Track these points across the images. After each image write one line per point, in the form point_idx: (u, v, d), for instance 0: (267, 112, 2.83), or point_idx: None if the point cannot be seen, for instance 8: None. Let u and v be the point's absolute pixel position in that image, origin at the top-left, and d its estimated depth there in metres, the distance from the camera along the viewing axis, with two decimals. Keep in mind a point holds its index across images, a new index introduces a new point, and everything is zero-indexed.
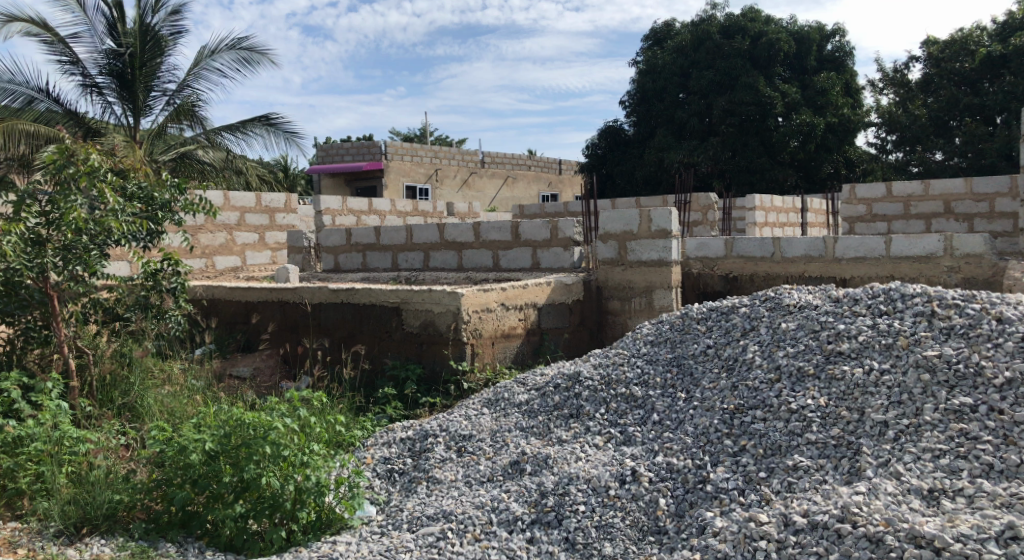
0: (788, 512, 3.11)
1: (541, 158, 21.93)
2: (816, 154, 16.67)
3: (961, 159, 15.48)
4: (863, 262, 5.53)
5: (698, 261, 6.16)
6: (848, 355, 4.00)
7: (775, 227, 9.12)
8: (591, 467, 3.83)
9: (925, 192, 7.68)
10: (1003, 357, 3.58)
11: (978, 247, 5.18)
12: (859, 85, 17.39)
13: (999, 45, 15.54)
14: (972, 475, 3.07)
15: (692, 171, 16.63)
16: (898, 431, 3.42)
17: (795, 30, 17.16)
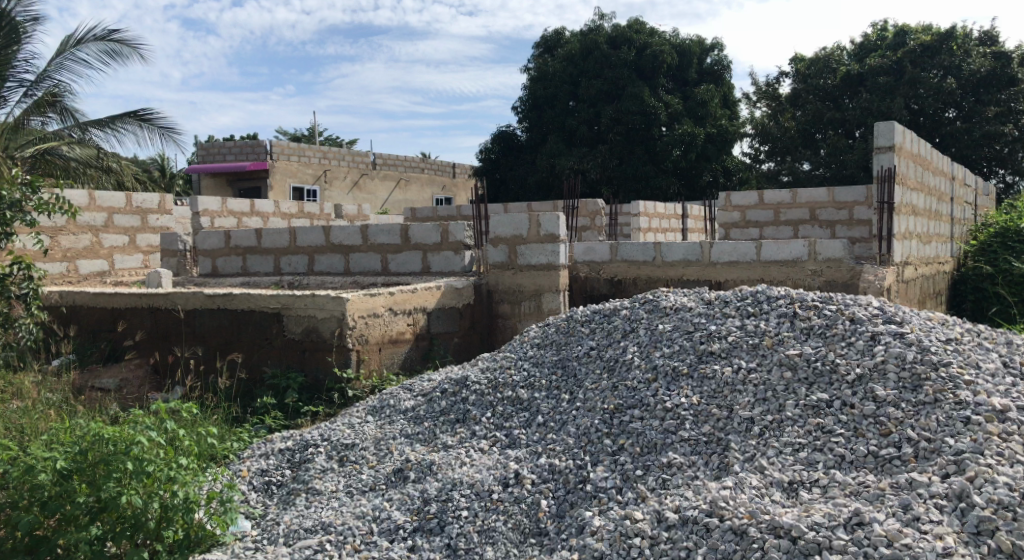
0: (661, 509, 3.21)
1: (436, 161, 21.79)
2: (696, 163, 17.31)
3: (826, 170, 16.61)
4: (736, 266, 5.79)
5: (585, 265, 6.30)
6: (718, 355, 4.17)
7: (658, 233, 9.44)
8: (475, 472, 3.84)
9: (793, 200, 8.13)
10: (854, 355, 3.84)
11: (838, 252, 5.53)
12: (736, 98, 18.32)
13: (857, 64, 16.75)
14: (826, 466, 3.27)
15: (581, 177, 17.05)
16: (763, 427, 3.60)
17: (677, 42, 17.81)
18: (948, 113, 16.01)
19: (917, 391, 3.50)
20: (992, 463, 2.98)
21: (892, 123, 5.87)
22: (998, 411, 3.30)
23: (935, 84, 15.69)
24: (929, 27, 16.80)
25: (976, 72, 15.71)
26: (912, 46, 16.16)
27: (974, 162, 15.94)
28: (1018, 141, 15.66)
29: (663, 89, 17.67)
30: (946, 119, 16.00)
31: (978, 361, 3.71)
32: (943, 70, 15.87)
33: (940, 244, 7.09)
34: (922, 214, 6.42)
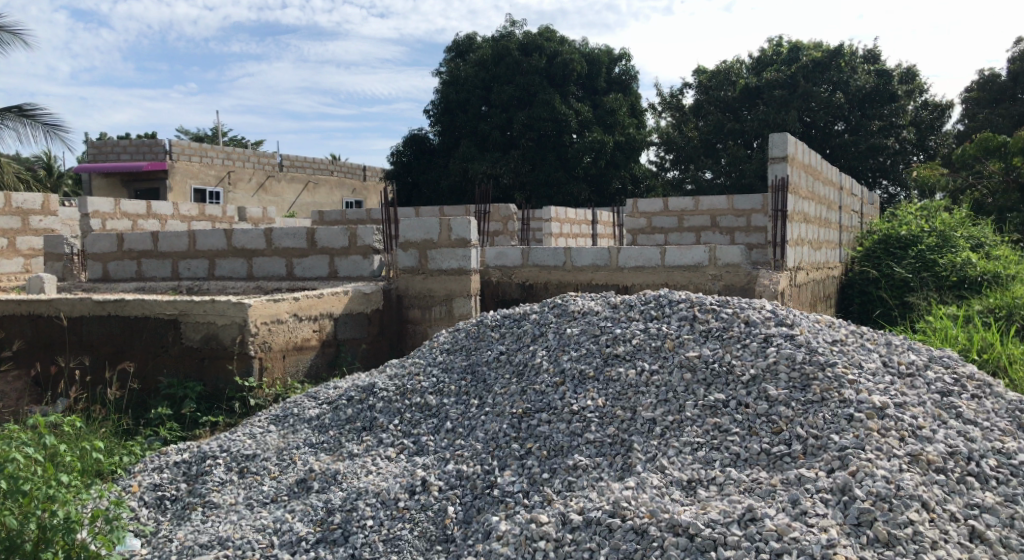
0: (566, 511, 3.24)
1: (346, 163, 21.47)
2: (605, 170, 17.70)
3: (727, 178, 17.22)
4: (641, 271, 5.94)
5: (496, 270, 6.33)
6: (623, 357, 4.26)
7: (569, 238, 9.58)
8: (381, 480, 3.77)
9: (696, 207, 8.38)
10: (749, 356, 4.00)
11: (736, 258, 5.75)
12: (643, 107, 18.80)
13: (755, 78, 17.50)
14: (723, 464, 3.38)
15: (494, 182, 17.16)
16: (664, 427, 3.69)
17: (586, 51, 18.11)
18: (837, 126, 16.93)
19: (806, 390, 3.67)
20: (872, 458, 3.17)
21: (785, 134, 6.14)
22: (878, 408, 3.50)
23: (825, 98, 16.58)
24: (820, 44, 17.73)
25: (861, 88, 16.69)
26: (804, 62, 17.01)
27: (860, 173, 16.96)
28: (899, 153, 16.76)
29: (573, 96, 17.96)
30: (835, 131, 16.91)
31: (860, 361, 3.93)
32: (832, 85, 16.79)
33: (829, 250, 7.50)
34: (812, 222, 6.76)
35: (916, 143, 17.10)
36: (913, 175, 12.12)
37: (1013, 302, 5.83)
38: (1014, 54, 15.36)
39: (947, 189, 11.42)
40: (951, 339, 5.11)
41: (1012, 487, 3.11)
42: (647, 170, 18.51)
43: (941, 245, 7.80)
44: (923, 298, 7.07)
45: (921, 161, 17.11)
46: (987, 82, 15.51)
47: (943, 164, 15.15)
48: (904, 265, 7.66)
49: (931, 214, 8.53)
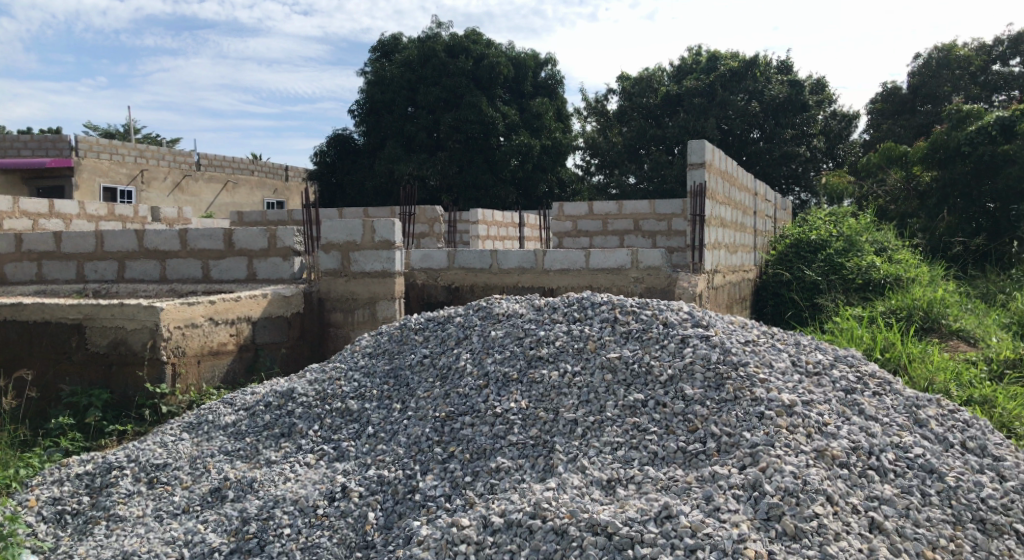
0: (487, 514, 3.24)
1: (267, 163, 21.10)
2: (532, 173, 17.86)
3: (649, 183, 17.66)
4: (566, 273, 6.00)
5: (422, 272, 6.29)
6: (547, 359, 4.27)
7: (496, 241, 9.59)
8: (299, 487, 3.67)
9: (619, 211, 8.40)
10: (667, 356, 4.09)
11: (657, 260, 5.88)
12: (568, 112, 19.02)
13: (675, 86, 17.94)
14: (641, 463, 3.45)
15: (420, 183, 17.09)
16: (585, 428, 3.73)
17: (513, 55, 18.19)
18: (752, 134, 17.55)
19: (720, 389, 3.78)
20: (781, 454, 3.29)
21: (703, 141, 6.30)
22: (786, 406, 3.64)
23: (742, 107, 17.14)
24: (736, 54, 18.30)
25: (775, 98, 17.30)
26: (722, 71, 17.53)
27: (774, 180, 17.63)
28: (811, 161, 17.49)
29: (500, 100, 18.02)
30: (751, 139, 17.54)
31: (771, 360, 4.08)
32: (748, 94, 17.37)
33: (745, 254, 7.76)
34: (729, 226, 6.97)
35: (826, 152, 17.89)
36: (822, 182, 12.66)
37: (913, 304, 6.16)
38: (914, 69, 16.18)
39: (853, 196, 11.98)
40: (857, 339, 5.36)
41: (908, 478, 3.29)
42: (573, 173, 18.76)
43: (848, 249, 8.15)
44: (831, 299, 7.39)
45: (830, 168, 17.91)
46: (890, 94, 16.33)
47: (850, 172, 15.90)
48: (815, 267, 7.99)
49: (839, 219, 8.93)
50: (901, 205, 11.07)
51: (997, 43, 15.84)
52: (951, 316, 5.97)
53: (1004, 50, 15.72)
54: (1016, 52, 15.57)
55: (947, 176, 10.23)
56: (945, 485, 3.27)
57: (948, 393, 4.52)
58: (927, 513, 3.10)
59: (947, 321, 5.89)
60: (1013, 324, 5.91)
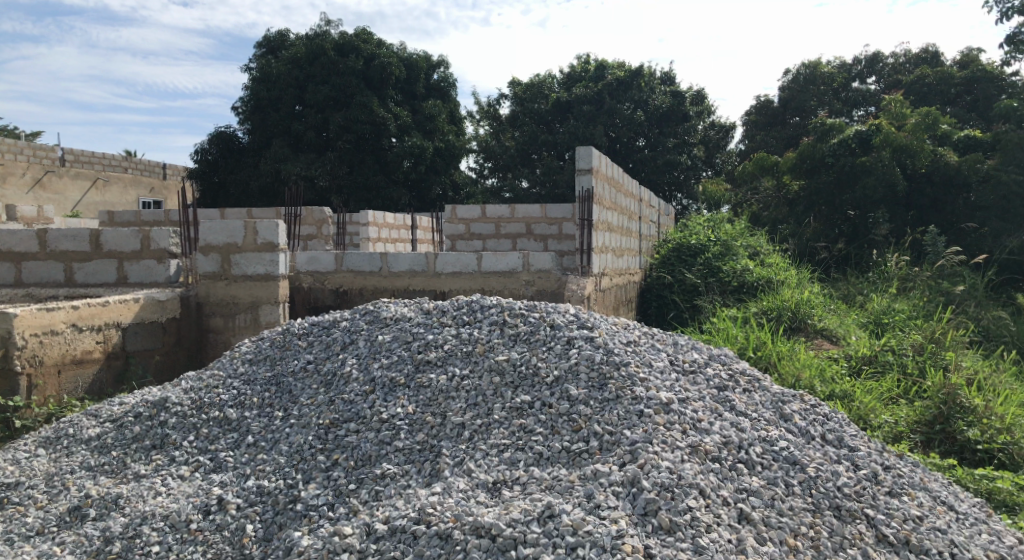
0: (371, 521, 3.18)
1: (142, 161, 20.06)
2: (426, 175, 17.79)
3: (541, 188, 17.97)
4: (458, 277, 5.99)
5: (308, 275, 6.14)
6: (435, 363, 4.21)
7: (388, 243, 9.44)
8: (171, 502, 3.48)
9: (512, 214, 8.45)
10: (553, 358, 4.14)
11: (547, 264, 5.96)
12: (461, 115, 19.04)
13: (565, 92, 18.30)
14: (526, 464, 3.48)
15: (309, 183, 16.61)
16: (472, 431, 3.72)
17: (404, 56, 17.99)
18: (638, 141, 18.18)
19: (603, 389, 3.87)
20: (658, 450, 3.40)
21: (591, 148, 6.42)
22: (664, 404, 3.77)
23: (628, 116, 17.76)
24: (622, 64, 18.87)
25: (658, 107, 18.04)
26: (610, 80, 18.06)
27: (659, 186, 18.24)
28: (692, 169, 18.29)
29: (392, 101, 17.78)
30: (637, 146, 18.20)
31: (650, 360, 4.21)
32: (633, 104, 18.00)
33: (631, 257, 8.01)
34: (615, 231, 7.17)
35: (705, 160, 18.75)
36: (701, 190, 13.25)
37: (782, 304, 6.55)
38: (785, 83, 17.08)
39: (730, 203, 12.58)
40: (732, 339, 5.65)
41: (774, 470, 3.48)
42: (467, 176, 18.81)
43: (724, 253, 8.54)
44: (709, 301, 7.73)
45: (710, 176, 18.77)
46: (763, 107, 17.24)
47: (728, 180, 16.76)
48: (694, 271, 8.35)
49: (716, 225, 9.37)
50: (772, 212, 11.73)
51: (856, 62, 17.10)
52: (816, 316, 6.40)
53: (862, 68, 17.02)
54: (872, 72, 16.97)
55: (812, 186, 10.92)
56: (806, 475, 3.48)
57: (812, 389, 4.84)
58: (790, 503, 3.29)
59: (812, 321, 6.31)
60: (870, 323, 6.39)
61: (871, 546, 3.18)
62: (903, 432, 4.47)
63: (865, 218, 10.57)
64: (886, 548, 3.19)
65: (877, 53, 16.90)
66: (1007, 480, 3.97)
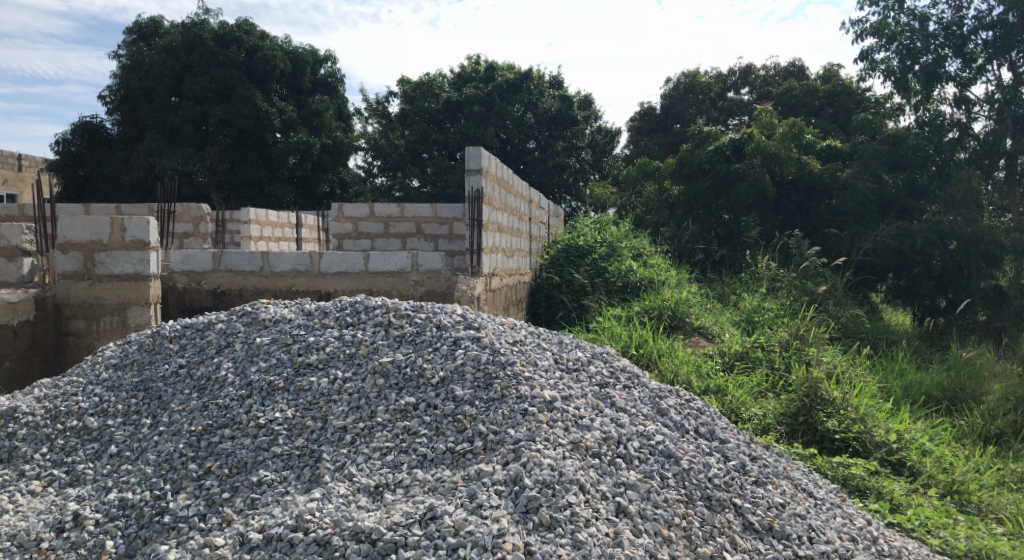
0: (244, 530, 3.06)
1: None
2: (312, 173, 17.34)
3: (432, 187, 17.93)
4: (344, 276, 5.86)
5: (183, 275, 5.85)
6: (316, 366, 4.08)
7: (271, 242, 9.12)
8: (19, 520, 3.25)
9: (401, 213, 8.33)
10: (439, 358, 4.10)
11: (436, 264, 5.91)
12: (349, 111, 18.70)
13: (455, 93, 18.31)
14: (409, 467, 3.44)
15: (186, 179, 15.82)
16: (354, 434, 3.64)
17: (290, 49, 17.46)
18: (528, 144, 18.44)
19: (488, 389, 3.88)
20: (540, 448, 3.44)
21: (480, 148, 6.43)
22: (547, 402, 3.82)
23: (518, 118, 17.95)
24: (512, 66, 19.05)
25: (547, 111, 18.42)
26: (500, 81, 18.18)
27: (548, 189, 18.59)
28: (580, 172, 18.69)
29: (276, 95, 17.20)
30: (527, 148, 18.44)
31: (535, 359, 4.25)
32: (523, 106, 18.21)
33: (521, 258, 8.09)
34: (505, 231, 7.22)
35: (593, 163, 19.21)
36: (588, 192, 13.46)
37: (663, 304, 6.79)
38: (666, 90, 17.80)
39: (615, 206, 12.89)
40: (617, 337, 5.80)
41: (650, 464, 3.60)
42: (356, 175, 18.49)
43: (610, 254, 8.78)
44: (595, 300, 7.92)
45: (597, 179, 19.25)
46: (646, 113, 17.98)
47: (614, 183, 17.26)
48: (582, 271, 8.53)
49: (603, 227, 9.59)
50: (655, 215, 12.19)
51: (730, 73, 17.98)
52: (693, 315, 6.69)
53: (736, 79, 17.87)
54: (745, 82, 17.84)
55: (691, 191, 11.43)
56: (680, 467, 3.63)
57: (689, 384, 5.06)
58: (665, 495, 3.42)
59: (689, 319, 6.59)
60: (742, 321, 6.74)
61: (737, 534, 3.35)
62: (770, 423, 4.75)
63: (738, 221, 11.15)
64: (752, 535, 3.37)
65: (750, 65, 17.75)
66: (860, 466, 4.29)
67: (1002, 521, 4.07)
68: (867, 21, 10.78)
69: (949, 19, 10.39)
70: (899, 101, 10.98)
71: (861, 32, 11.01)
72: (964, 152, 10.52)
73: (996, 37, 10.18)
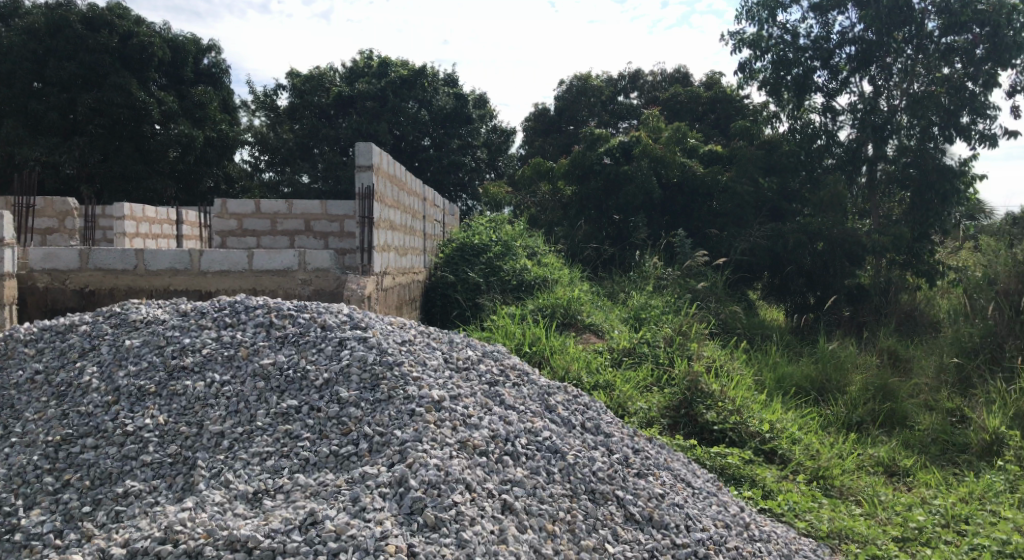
0: (107, 545, 2.88)
1: None
2: (195, 167, 16.60)
3: (323, 183, 17.57)
4: (226, 275, 5.63)
5: (45, 274, 5.52)
6: (191, 369, 3.89)
7: (148, 239, 8.64)
8: None
9: (289, 210, 8.05)
10: (323, 360, 3.99)
11: (324, 263, 5.74)
12: (235, 104, 17.98)
13: (347, 87, 17.93)
14: (291, 471, 3.33)
15: (50, 172, 14.78)
16: (232, 440, 3.49)
17: (169, 37, 16.59)
18: (423, 141, 18.33)
19: (374, 390, 3.81)
20: (426, 448, 3.41)
21: (371, 144, 6.27)
22: (436, 402, 3.79)
23: (412, 115, 17.79)
24: (406, 62, 18.83)
25: (442, 109, 18.34)
26: (392, 77, 17.93)
27: (443, 187, 18.55)
28: (474, 170, 18.78)
29: (154, 85, 16.32)
30: (421, 146, 18.33)
31: (423, 359, 4.21)
32: (417, 103, 18.06)
33: (414, 256, 7.99)
34: (397, 229, 7.11)
35: (488, 162, 19.32)
36: (482, 191, 13.51)
37: (557, 302, 6.90)
38: (560, 92, 18.11)
39: (509, 205, 13.02)
40: (510, 335, 5.84)
41: (537, 460, 3.64)
42: (242, 170, 17.86)
43: (505, 253, 8.84)
44: (490, 299, 7.96)
45: (492, 179, 19.36)
46: (540, 114, 18.23)
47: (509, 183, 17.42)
48: (476, 270, 8.54)
49: (497, 226, 9.65)
50: (549, 215, 12.37)
51: (620, 77, 18.46)
52: (585, 312, 6.84)
53: (626, 84, 18.33)
54: (634, 87, 18.36)
55: (583, 192, 11.74)
56: (565, 463, 3.69)
57: (579, 380, 5.17)
58: (550, 490, 3.47)
59: (581, 316, 6.73)
60: (630, 318, 6.93)
61: (619, 525, 3.43)
62: (655, 416, 4.91)
63: (627, 222, 11.52)
64: (633, 525, 3.47)
65: (638, 70, 18.29)
66: (735, 456, 4.50)
67: (859, 503, 4.38)
68: (745, 33, 11.34)
69: (817, 34, 11.07)
70: (774, 109, 11.63)
71: (739, 42, 11.55)
72: (832, 158, 11.18)
73: (857, 52, 10.91)
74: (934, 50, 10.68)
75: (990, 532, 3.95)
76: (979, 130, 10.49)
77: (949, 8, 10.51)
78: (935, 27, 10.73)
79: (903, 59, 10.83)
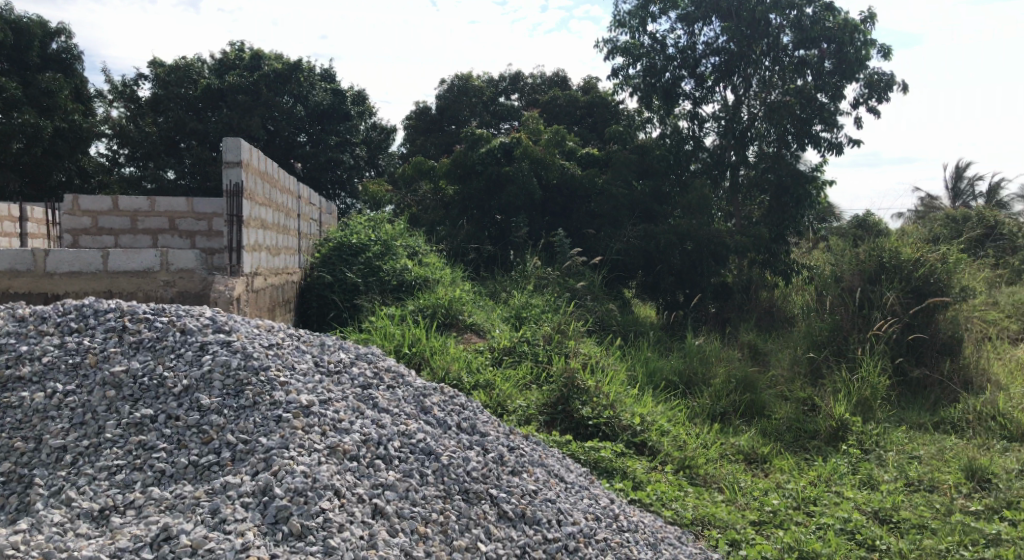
0: None
1: None
2: (44, 160, 15.39)
3: (190, 180, 16.70)
4: (76, 277, 5.25)
5: None
6: (29, 380, 3.63)
7: None
8: None
9: (151, 208, 7.59)
10: (182, 366, 3.76)
11: (189, 264, 5.46)
12: (90, 93, 16.77)
13: (216, 80, 17.21)
14: (143, 485, 3.12)
15: None
16: (76, 454, 3.26)
17: (11, 19, 15.31)
18: (299, 137, 17.80)
19: (238, 397, 3.64)
20: (293, 455, 3.29)
21: (239, 139, 5.98)
22: (304, 407, 3.66)
23: (287, 110, 17.26)
24: (280, 55, 18.20)
25: (319, 105, 17.88)
26: (266, 71, 17.29)
27: (321, 184, 18.09)
28: (354, 168, 18.43)
29: None
30: (297, 142, 17.78)
31: (292, 363, 4.06)
32: (293, 98, 17.52)
33: (288, 256, 7.72)
34: (269, 228, 6.84)
35: (369, 160, 19.00)
36: (362, 189, 13.31)
37: (438, 302, 6.85)
38: (441, 92, 18.06)
39: (390, 204, 12.90)
40: (389, 337, 5.74)
41: (410, 463, 3.60)
42: (100, 164, 16.69)
43: (385, 252, 8.71)
44: (369, 300, 7.83)
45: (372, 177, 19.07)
46: (422, 113, 18.11)
47: (390, 181, 17.20)
48: (355, 270, 8.36)
49: (376, 225, 9.49)
50: (430, 215, 12.32)
51: (501, 79, 18.63)
52: (466, 312, 6.86)
53: (507, 85, 18.53)
54: (515, 89, 18.56)
55: (465, 193, 11.74)
56: (439, 464, 3.66)
57: (459, 380, 5.16)
58: (423, 492, 3.43)
59: (462, 317, 6.75)
60: (511, 317, 7.02)
61: (492, 523, 3.45)
62: (532, 414, 4.98)
63: (508, 222, 11.66)
64: (506, 523, 3.49)
65: (518, 72, 18.51)
66: (608, 449, 4.63)
67: (721, 490, 4.62)
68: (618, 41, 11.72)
69: (684, 44, 11.59)
70: (648, 115, 12.12)
71: (613, 49, 11.91)
72: (698, 163, 11.83)
73: (721, 62, 11.54)
74: (788, 63, 11.41)
75: (834, 511, 4.28)
76: (828, 139, 11.30)
77: (800, 24, 11.25)
78: (789, 41, 11.45)
79: (762, 70, 11.56)
